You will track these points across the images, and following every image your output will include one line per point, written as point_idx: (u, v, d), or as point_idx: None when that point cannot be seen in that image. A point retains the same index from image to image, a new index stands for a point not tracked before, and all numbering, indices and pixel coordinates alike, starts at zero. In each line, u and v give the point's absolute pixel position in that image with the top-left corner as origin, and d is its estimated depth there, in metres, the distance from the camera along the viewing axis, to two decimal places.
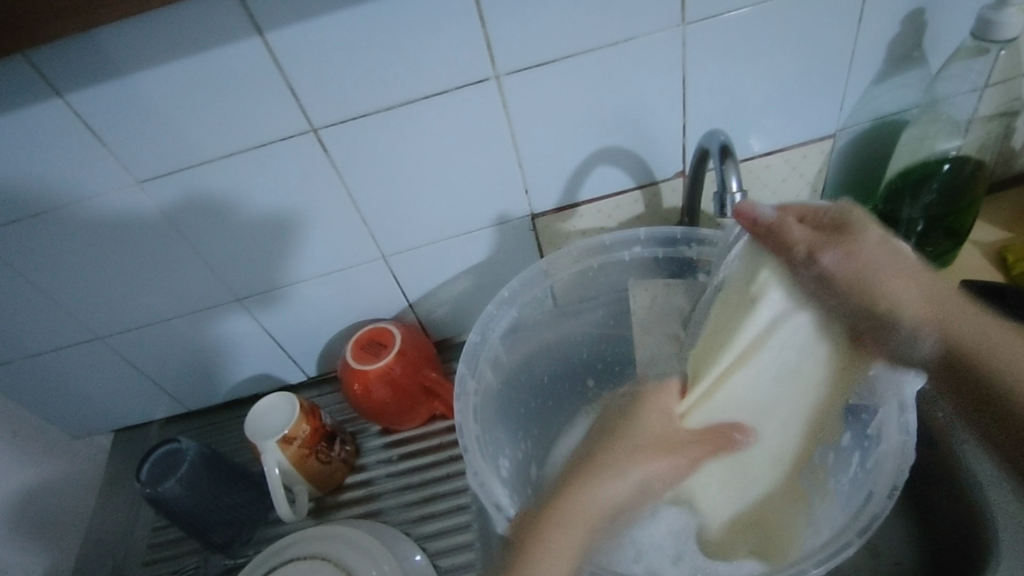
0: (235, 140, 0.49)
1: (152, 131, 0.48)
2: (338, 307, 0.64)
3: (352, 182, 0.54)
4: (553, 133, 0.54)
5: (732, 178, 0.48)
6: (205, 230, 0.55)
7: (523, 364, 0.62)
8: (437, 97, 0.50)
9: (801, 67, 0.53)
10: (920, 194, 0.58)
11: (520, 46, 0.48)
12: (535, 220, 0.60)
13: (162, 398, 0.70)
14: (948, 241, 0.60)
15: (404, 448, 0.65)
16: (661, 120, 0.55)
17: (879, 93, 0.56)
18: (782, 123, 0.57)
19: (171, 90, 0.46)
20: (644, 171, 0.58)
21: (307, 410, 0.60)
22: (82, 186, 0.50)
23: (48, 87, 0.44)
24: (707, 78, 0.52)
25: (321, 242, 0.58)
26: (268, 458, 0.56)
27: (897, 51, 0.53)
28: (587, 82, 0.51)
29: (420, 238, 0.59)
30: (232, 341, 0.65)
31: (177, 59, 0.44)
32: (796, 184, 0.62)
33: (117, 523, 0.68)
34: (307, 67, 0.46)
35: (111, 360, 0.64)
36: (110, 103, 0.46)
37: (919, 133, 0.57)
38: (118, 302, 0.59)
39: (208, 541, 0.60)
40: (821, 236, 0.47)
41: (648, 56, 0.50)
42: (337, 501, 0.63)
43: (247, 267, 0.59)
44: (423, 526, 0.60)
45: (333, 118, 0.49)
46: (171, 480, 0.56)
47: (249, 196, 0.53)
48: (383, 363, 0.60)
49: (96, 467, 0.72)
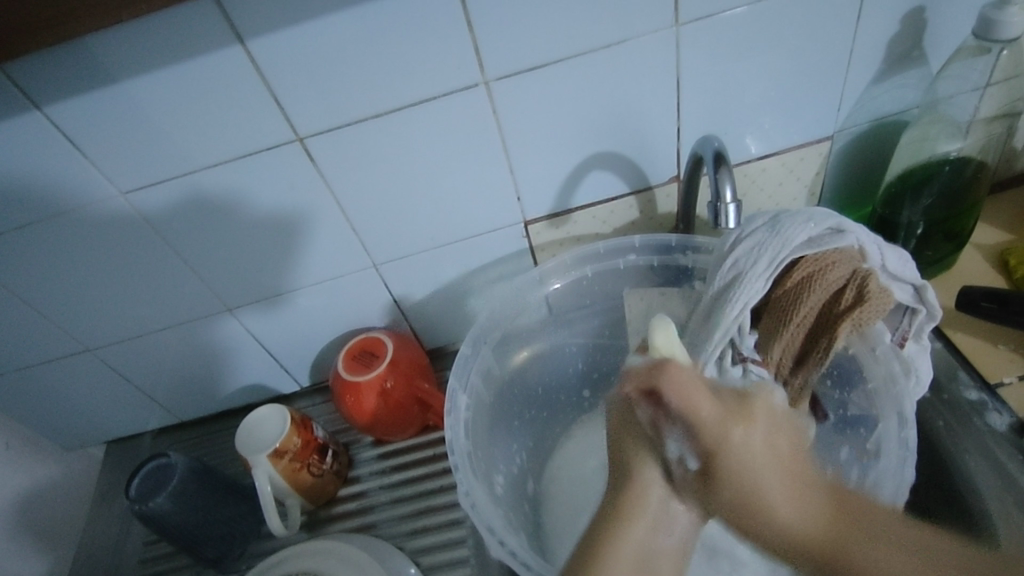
0: (219, 150, 0.48)
1: (134, 142, 0.47)
2: (329, 317, 0.64)
3: (339, 191, 0.53)
4: (544, 139, 0.53)
5: (727, 187, 0.47)
6: (193, 243, 0.54)
7: (517, 373, 0.61)
8: (425, 104, 0.48)
9: (797, 68, 0.52)
10: (919, 197, 0.57)
11: (509, 51, 0.47)
12: (528, 227, 0.59)
13: (154, 410, 0.70)
14: (947, 245, 0.58)
15: (398, 459, 0.64)
16: (655, 125, 0.53)
17: (878, 93, 0.55)
18: (778, 127, 0.56)
19: (151, 100, 0.45)
20: (638, 176, 0.57)
21: (299, 422, 0.59)
22: (65, 198, 0.49)
23: (26, 99, 0.43)
24: (701, 81, 0.51)
25: (309, 251, 0.57)
26: (260, 471, 0.55)
27: (897, 51, 0.52)
28: (578, 86, 0.50)
29: (412, 246, 0.58)
30: (223, 352, 0.64)
31: (157, 69, 0.43)
32: (793, 187, 0.61)
33: (111, 535, 0.67)
34: (291, 75, 0.45)
35: (101, 372, 0.63)
36: (89, 115, 0.45)
37: (919, 134, 0.56)
38: (106, 315, 0.58)
39: (199, 556, 0.59)
40: (818, 245, 0.46)
41: (640, 60, 0.49)
42: (329, 514, 0.62)
43: (236, 277, 0.58)
44: (417, 539, 0.59)
45: (319, 127, 0.48)
46: (161, 495, 0.55)
47: (235, 206, 0.52)
48: (375, 374, 0.59)
49: (89, 480, 0.72)
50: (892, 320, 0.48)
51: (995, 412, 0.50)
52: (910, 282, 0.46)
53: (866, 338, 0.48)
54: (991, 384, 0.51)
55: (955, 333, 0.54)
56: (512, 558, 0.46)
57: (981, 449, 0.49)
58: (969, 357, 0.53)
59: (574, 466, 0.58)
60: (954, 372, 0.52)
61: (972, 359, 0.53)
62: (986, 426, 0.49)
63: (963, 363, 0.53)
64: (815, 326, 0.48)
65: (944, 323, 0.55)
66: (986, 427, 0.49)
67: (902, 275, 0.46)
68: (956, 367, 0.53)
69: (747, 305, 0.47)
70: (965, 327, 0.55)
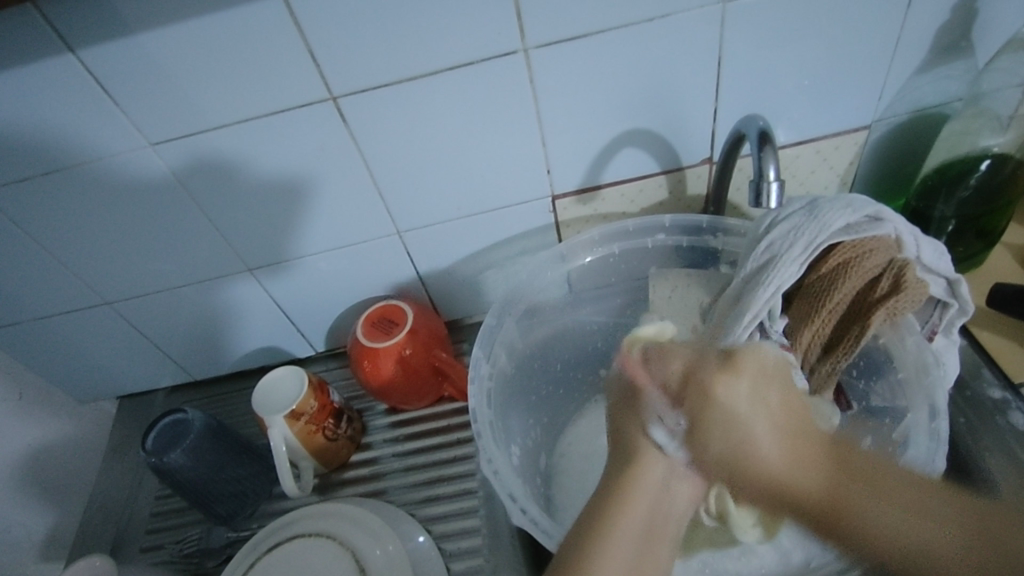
0: (251, 106, 0.48)
1: (163, 92, 0.46)
2: (347, 283, 0.63)
3: (368, 152, 0.52)
4: (581, 113, 0.52)
5: (770, 167, 0.46)
6: (219, 201, 0.54)
7: (538, 348, 0.61)
8: (461, 69, 0.48)
9: (840, 55, 0.51)
10: (956, 192, 0.56)
11: (552, 19, 0.46)
12: (555, 201, 0.58)
13: (169, 367, 0.70)
14: (979, 242, 0.58)
15: (412, 428, 0.65)
16: (693, 103, 0.53)
17: (921, 84, 0.54)
18: (814, 113, 0.55)
19: (184, 48, 0.44)
20: (671, 156, 0.57)
21: (316, 385, 0.59)
22: (94, 145, 0.48)
23: (59, 42, 0.42)
24: (741, 63, 0.50)
25: (331, 214, 0.56)
26: (275, 432, 0.55)
27: (945, 41, 0.51)
28: (618, 58, 0.48)
29: (437, 216, 0.58)
30: (240, 312, 0.64)
31: (191, 18, 0.42)
32: (825, 176, 0.60)
33: (121, 487, 0.68)
34: (329, 31, 0.44)
35: (118, 325, 0.63)
36: (121, 60, 0.44)
37: (960, 128, 0.55)
38: (127, 269, 0.58)
39: (210, 513, 0.59)
40: (856, 231, 0.46)
41: (682, 35, 0.48)
42: (341, 479, 0.62)
43: (259, 237, 0.57)
44: (428, 508, 0.59)
45: (352, 87, 0.48)
46: (177, 451, 0.55)
47: (262, 164, 0.52)
48: (394, 341, 0.59)
49: (101, 433, 0.72)
50: (923, 313, 0.48)
51: (1017, 411, 0.50)
52: (944, 275, 0.46)
53: (897, 328, 0.47)
54: (1015, 383, 0.51)
55: (981, 332, 0.55)
56: (534, 527, 0.46)
57: (1001, 447, 0.49)
58: (994, 357, 0.53)
59: (588, 444, 0.58)
60: (979, 370, 0.53)
61: (998, 359, 0.53)
62: (1008, 424, 0.50)
63: (987, 363, 0.53)
64: (847, 313, 0.47)
65: (972, 322, 0.55)
66: (1009, 426, 0.50)
67: (936, 268, 0.46)
68: (981, 366, 0.53)
69: (779, 289, 0.47)
70: (994, 326, 0.55)
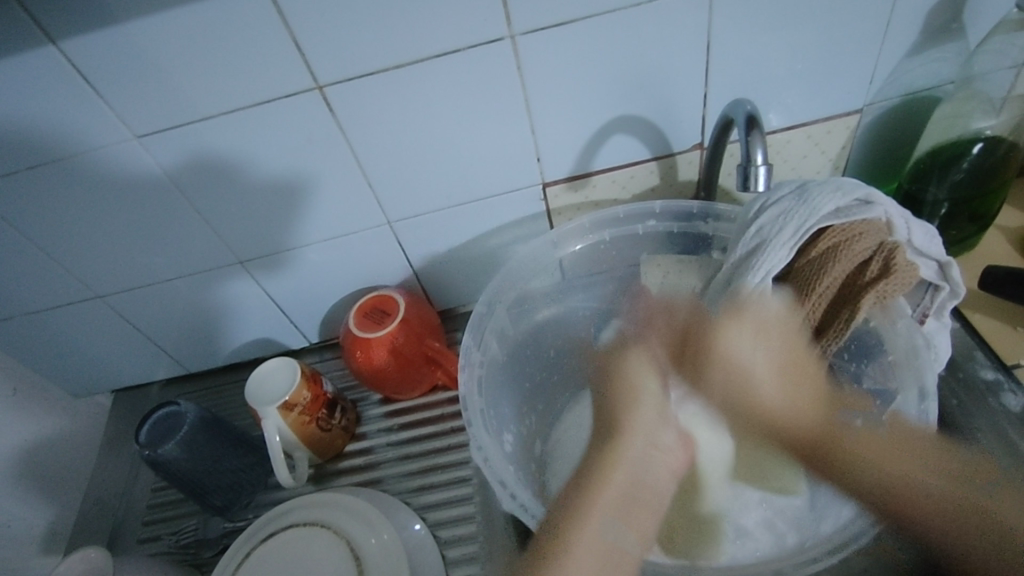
0: (236, 97, 0.47)
1: (148, 83, 0.46)
2: (339, 274, 0.63)
3: (357, 141, 0.52)
4: (570, 98, 0.51)
5: (758, 150, 0.46)
6: (207, 193, 0.54)
7: (531, 336, 0.61)
8: (448, 57, 0.47)
9: (831, 38, 0.50)
10: (948, 175, 0.56)
11: (539, 4, 0.45)
12: (547, 189, 0.58)
13: (163, 360, 0.70)
14: (971, 225, 0.58)
15: (406, 418, 0.65)
16: (682, 89, 0.52)
17: (913, 66, 0.53)
18: (805, 96, 0.54)
19: (167, 38, 0.43)
20: (661, 142, 0.56)
21: (309, 375, 0.59)
22: (80, 139, 0.48)
23: (39, 34, 0.42)
24: (731, 48, 0.50)
25: (320, 204, 0.56)
26: (269, 423, 0.55)
27: (937, 22, 0.50)
28: (606, 44, 0.48)
29: (427, 205, 0.58)
30: (233, 305, 0.64)
31: (174, 8, 0.42)
32: (817, 160, 0.60)
33: (119, 480, 0.68)
34: (313, 20, 0.44)
35: (111, 320, 0.63)
36: (104, 52, 0.43)
37: (952, 110, 0.54)
38: (118, 263, 0.58)
39: (206, 504, 0.60)
40: (846, 215, 0.46)
41: (670, 18, 0.47)
42: (337, 468, 0.63)
43: (249, 229, 0.57)
44: (423, 496, 0.59)
45: (338, 76, 0.47)
46: (170, 443, 0.56)
47: (250, 156, 0.51)
48: (386, 331, 0.59)
49: (97, 427, 0.72)
50: (914, 296, 0.48)
51: (1009, 392, 0.50)
52: (935, 259, 0.46)
53: (888, 312, 0.47)
54: (1007, 365, 0.52)
55: (973, 314, 0.55)
56: (522, 512, 0.46)
57: (991, 428, 0.50)
58: (986, 340, 0.53)
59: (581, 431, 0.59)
60: (971, 352, 0.53)
61: (990, 341, 0.53)
62: (1000, 406, 0.50)
63: (979, 345, 0.53)
64: (838, 297, 0.47)
65: (964, 305, 0.56)
66: (1000, 407, 0.50)
67: (928, 252, 0.46)
68: (973, 348, 0.53)
69: (769, 273, 0.48)
70: (986, 309, 0.55)
